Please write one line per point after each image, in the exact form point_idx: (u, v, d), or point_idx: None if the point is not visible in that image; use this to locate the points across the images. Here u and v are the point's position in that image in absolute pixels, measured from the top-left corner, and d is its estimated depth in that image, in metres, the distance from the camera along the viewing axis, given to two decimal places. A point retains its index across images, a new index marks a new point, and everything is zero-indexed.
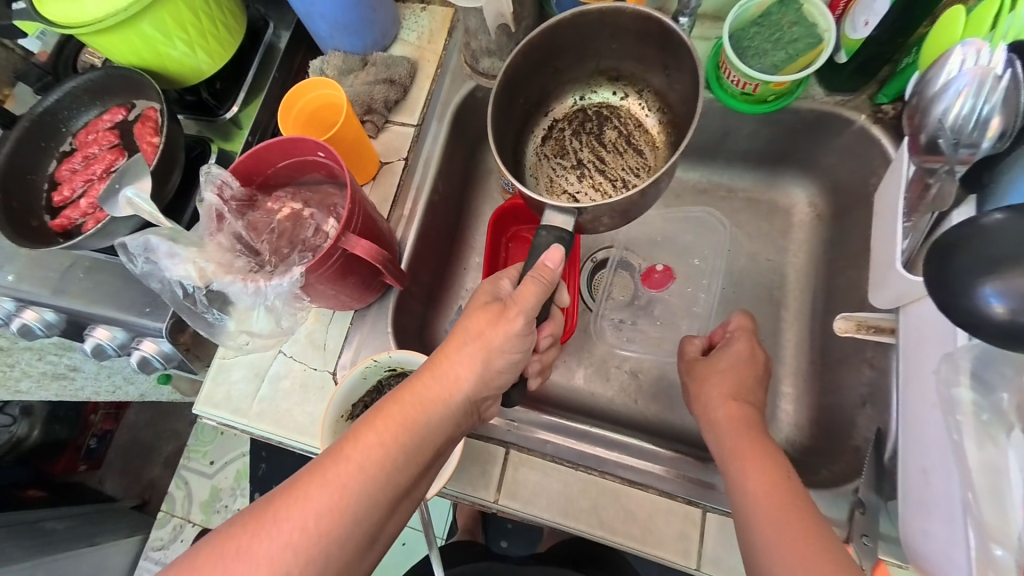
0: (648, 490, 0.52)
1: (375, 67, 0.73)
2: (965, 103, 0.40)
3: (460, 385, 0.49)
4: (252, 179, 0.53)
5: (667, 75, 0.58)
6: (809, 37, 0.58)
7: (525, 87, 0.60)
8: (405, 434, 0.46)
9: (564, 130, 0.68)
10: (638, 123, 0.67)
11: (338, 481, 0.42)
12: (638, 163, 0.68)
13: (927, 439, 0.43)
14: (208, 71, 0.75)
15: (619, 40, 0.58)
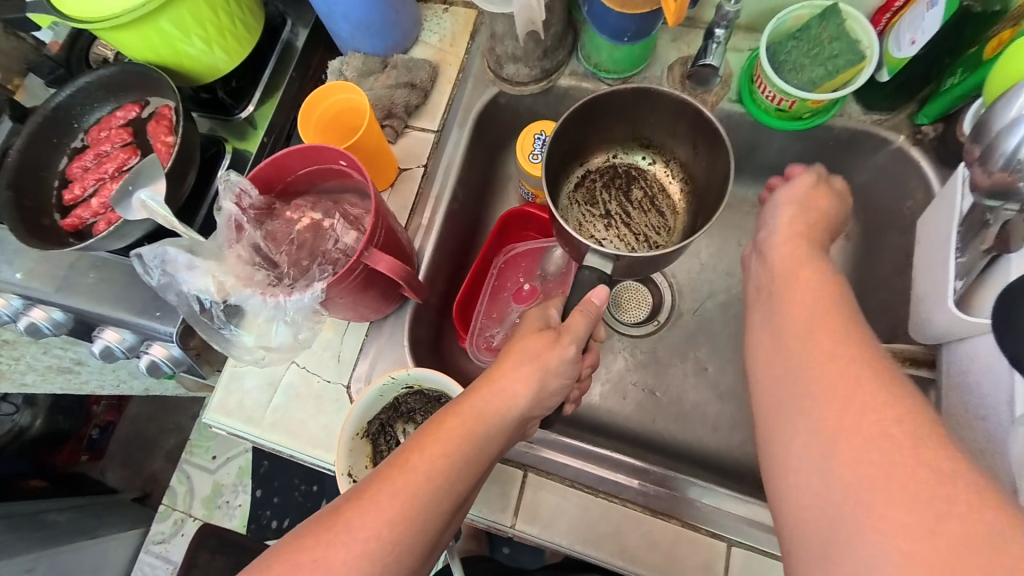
0: (671, 519, 0.51)
1: (396, 69, 0.71)
2: None
3: (513, 402, 0.47)
4: (272, 186, 0.51)
5: (695, 150, 0.62)
6: (850, 53, 0.55)
7: (570, 136, 0.61)
8: (462, 451, 0.44)
9: (597, 181, 0.71)
10: (662, 187, 0.70)
11: (404, 495, 0.41)
12: (659, 223, 0.71)
13: None
14: (224, 69, 0.73)
15: (657, 114, 0.61)
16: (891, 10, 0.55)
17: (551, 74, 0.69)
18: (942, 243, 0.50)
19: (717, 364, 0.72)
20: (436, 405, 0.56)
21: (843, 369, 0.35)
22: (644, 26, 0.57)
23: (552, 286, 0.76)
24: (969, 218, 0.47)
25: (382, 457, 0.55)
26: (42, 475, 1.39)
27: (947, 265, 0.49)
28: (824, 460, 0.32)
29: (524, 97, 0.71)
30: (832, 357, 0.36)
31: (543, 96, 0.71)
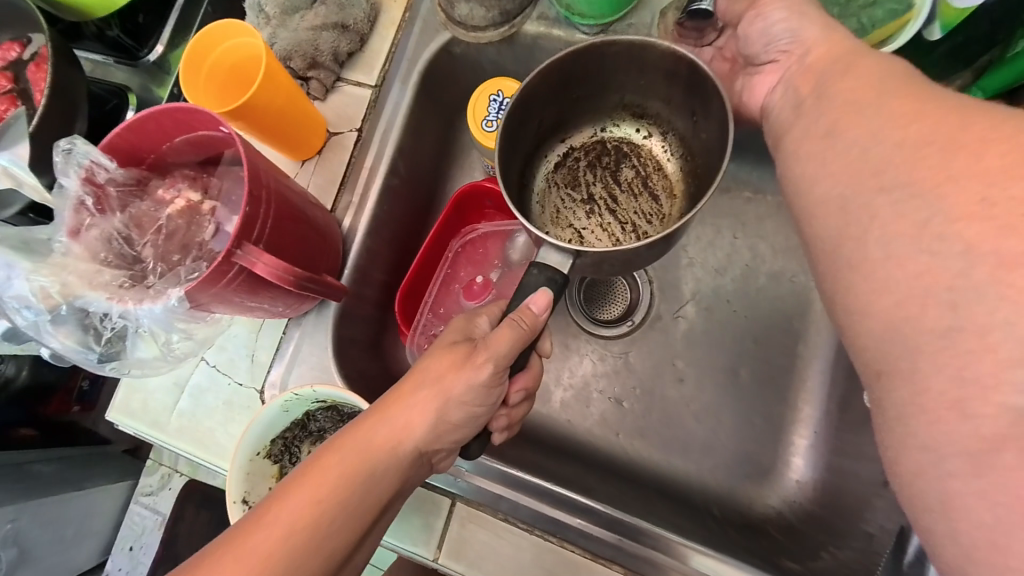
0: (614, 567, 0.45)
1: (326, 5, 0.58)
2: None
3: (413, 432, 0.39)
4: (141, 158, 0.41)
5: (694, 119, 0.49)
6: (892, 3, 0.44)
7: (540, 110, 0.50)
8: (340, 494, 0.36)
9: (581, 162, 0.59)
10: (657, 166, 0.58)
11: (250, 557, 0.33)
12: (652, 209, 0.59)
13: None
14: (122, 2, 0.59)
15: (647, 74, 0.49)
16: None
17: (514, 18, 0.56)
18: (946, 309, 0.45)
19: (694, 377, 0.63)
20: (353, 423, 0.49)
21: (936, 121, 0.29)
22: None
23: (513, 276, 0.66)
24: None
25: None
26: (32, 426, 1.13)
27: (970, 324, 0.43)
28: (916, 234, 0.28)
29: (484, 48, 0.58)
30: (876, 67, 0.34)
31: (506, 45, 0.58)
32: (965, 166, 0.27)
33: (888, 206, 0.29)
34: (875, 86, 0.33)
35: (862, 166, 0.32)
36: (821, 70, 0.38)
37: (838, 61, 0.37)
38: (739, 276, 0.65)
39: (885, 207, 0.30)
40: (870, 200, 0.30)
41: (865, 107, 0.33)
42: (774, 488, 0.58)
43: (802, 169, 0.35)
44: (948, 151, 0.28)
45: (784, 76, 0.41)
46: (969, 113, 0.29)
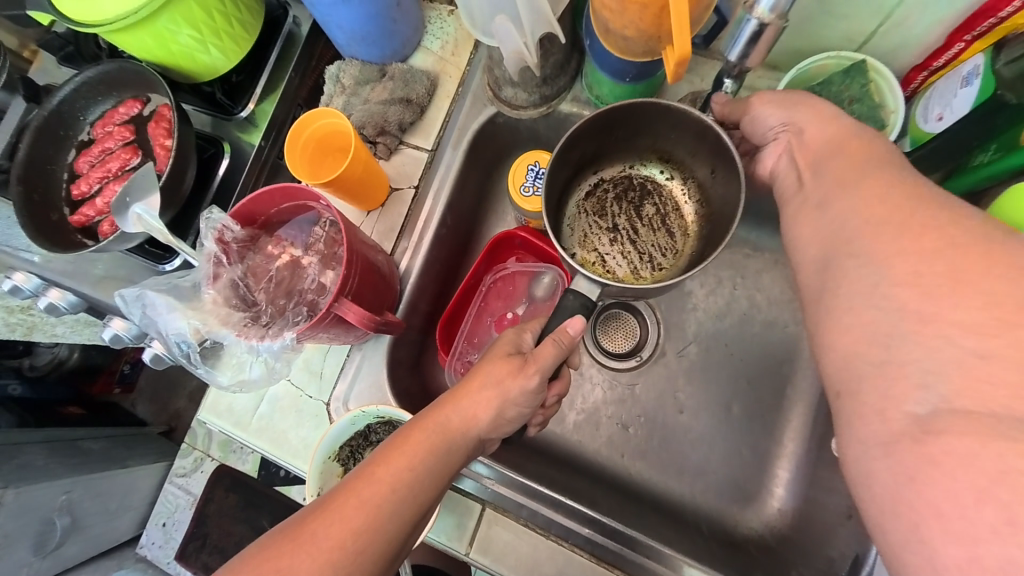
0: (613, 569, 0.55)
1: (393, 81, 0.69)
2: None
3: (477, 422, 0.51)
4: (254, 220, 0.52)
5: (713, 174, 0.59)
6: (870, 119, 0.51)
7: (581, 146, 0.59)
8: (428, 464, 0.47)
9: (609, 193, 0.69)
10: (676, 206, 0.67)
11: (371, 504, 0.43)
12: (667, 244, 0.68)
13: None
14: (223, 68, 0.72)
15: (676, 131, 0.58)
16: (930, 68, 0.50)
17: (551, 99, 0.66)
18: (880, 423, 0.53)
19: (692, 409, 0.72)
20: None
21: (907, 208, 0.37)
22: (648, 69, 0.54)
23: (537, 310, 0.76)
24: None
25: None
26: (79, 403, 1.32)
27: None
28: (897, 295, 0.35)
29: (523, 120, 0.69)
30: (861, 157, 0.42)
31: (543, 120, 0.68)
32: (922, 248, 0.35)
33: (854, 287, 0.38)
34: (865, 172, 0.41)
35: (842, 238, 0.40)
36: (817, 150, 0.45)
37: (839, 138, 0.44)
38: (735, 324, 0.74)
39: (860, 275, 0.37)
40: (852, 272, 0.38)
41: (850, 188, 0.41)
42: (757, 512, 0.67)
43: (806, 238, 0.43)
44: (911, 233, 0.36)
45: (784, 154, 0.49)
46: (930, 205, 0.36)
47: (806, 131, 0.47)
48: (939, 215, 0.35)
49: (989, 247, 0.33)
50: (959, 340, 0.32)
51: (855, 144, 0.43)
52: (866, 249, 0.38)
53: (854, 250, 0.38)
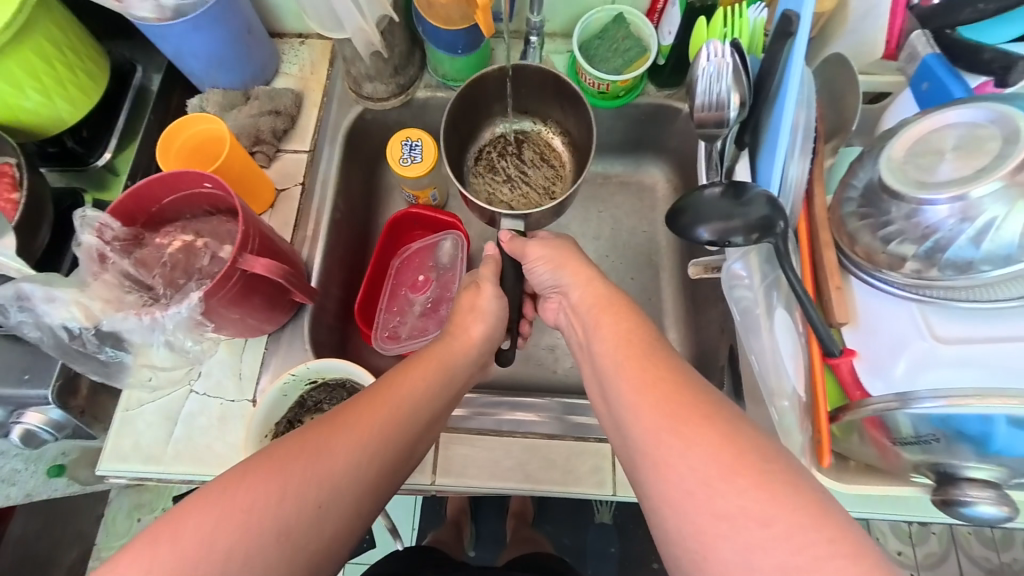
0: (565, 438, 0.60)
1: (258, 100, 0.75)
2: (709, 66, 0.46)
3: (470, 341, 0.54)
4: (136, 218, 0.53)
5: (564, 108, 0.73)
6: (637, 47, 0.72)
7: (459, 121, 0.71)
8: (438, 377, 0.49)
9: (493, 151, 0.78)
10: (548, 144, 0.78)
11: (394, 401, 0.44)
12: (552, 175, 0.78)
13: (874, 326, 0.42)
14: (70, 120, 0.71)
15: (525, 86, 0.71)
16: (657, 10, 0.72)
17: (407, 88, 0.78)
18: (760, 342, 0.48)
19: None
20: (343, 390, 0.61)
21: (676, 401, 0.36)
22: (472, 39, 0.69)
23: (446, 274, 0.81)
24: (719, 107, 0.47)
25: None
26: None
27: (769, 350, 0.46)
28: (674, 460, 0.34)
29: (388, 111, 0.79)
30: (629, 332, 0.43)
31: (405, 108, 0.79)
32: (704, 449, 0.33)
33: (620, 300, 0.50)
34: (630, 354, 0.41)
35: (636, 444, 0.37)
36: (584, 314, 0.48)
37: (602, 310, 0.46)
38: (609, 237, 0.87)
39: (649, 459, 0.35)
40: (681, 454, 0.34)
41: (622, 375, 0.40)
42: None
43: (610, 429, 0.42)
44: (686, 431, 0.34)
45: (560, 308, 0.55)
46: (696, 401, 0.36)
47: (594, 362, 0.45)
48: (712, 419, 0.34)
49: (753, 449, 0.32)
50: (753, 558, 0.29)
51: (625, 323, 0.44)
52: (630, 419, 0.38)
53: (667, 435, 0.35)
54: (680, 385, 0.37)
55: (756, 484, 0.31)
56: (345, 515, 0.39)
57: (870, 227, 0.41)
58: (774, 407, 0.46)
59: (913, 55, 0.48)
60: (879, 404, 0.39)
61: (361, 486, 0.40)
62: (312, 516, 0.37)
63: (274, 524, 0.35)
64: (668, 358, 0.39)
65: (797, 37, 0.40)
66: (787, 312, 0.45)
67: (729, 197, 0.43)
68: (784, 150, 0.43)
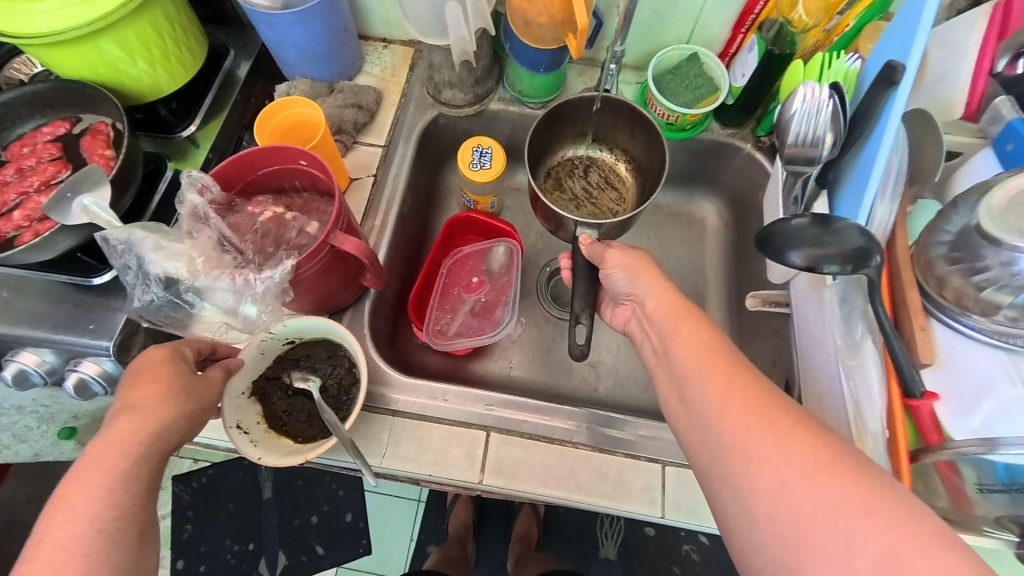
0: (616, 453, 0.59)
1: (342, 93, 0.79)
2: (801, 105, 0.49)
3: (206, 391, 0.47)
4: (232, 185, 0.55)
5: (633, 135, 0.76)
6: (707, 86, 0.76)
7: (538, 137, 0.75)
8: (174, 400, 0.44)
9: (561, 172, 0.82)
10: (614, 170, 0.82)
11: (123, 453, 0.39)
12: (615, 198, 0.82)
13: (959, 369, 0.43)
14: (167, 90, 0.75)
15: (601, 112, 0.76)
16: (729, 54, 0.77)
17: (482, 99, 0.82)
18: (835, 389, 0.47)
19: None
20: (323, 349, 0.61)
21: (761, 404, 0.38)
22: (556, 60, 0.72)
23: (499, 280, 0.81)
24: (807, 145, 0.50)
25: (275, 412, 0.57)
26: None
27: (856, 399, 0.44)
28: (764, 460, 0.35)
29: (461, 118, 0.83)
30: (705, 334, 0.44)
31: (477, 117, 0.83)
32: (794, 453, 0.35)
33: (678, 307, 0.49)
34: (706, 356, 0.42)
35: (719, 442, 0.38)
36: (661, 324, 0.48)
37: (678, 318, 0.47)
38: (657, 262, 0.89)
39: (741, 455, 0.36)
40: (772, 455, 0.35)
41: (700, 379, 0.41)
42: None
43: (684, 430, 0.42)
44: (775, 435, 0.36)
45: (633, 315, 0.55)
46: (776, 406, 0.37)
47: (664, 362, 0.46)
48: (797, 421, 0.36)
49: (836, 449, 0.34)
50: (852, 550, 0.31)
51: (699, 330, 0.45)
52: (717, 419, 0.39)
53: (751, 436, 0.36)
54: (765, 389, 0.39)
55: (849, 479, 0.33)
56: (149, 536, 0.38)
57: (959, 273, 0.43)
58: (861, 442, 0.43)
59: (997, 117, 0.51)
60: (961, 447, 0.39)
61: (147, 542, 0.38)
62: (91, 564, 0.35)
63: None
64: (749, 369, 0.41)
65: (899, 87, 0.43)
66: (873, 345, 0.45)
67: (817, 226, 0.44)
68: (873, 192, 0.45)
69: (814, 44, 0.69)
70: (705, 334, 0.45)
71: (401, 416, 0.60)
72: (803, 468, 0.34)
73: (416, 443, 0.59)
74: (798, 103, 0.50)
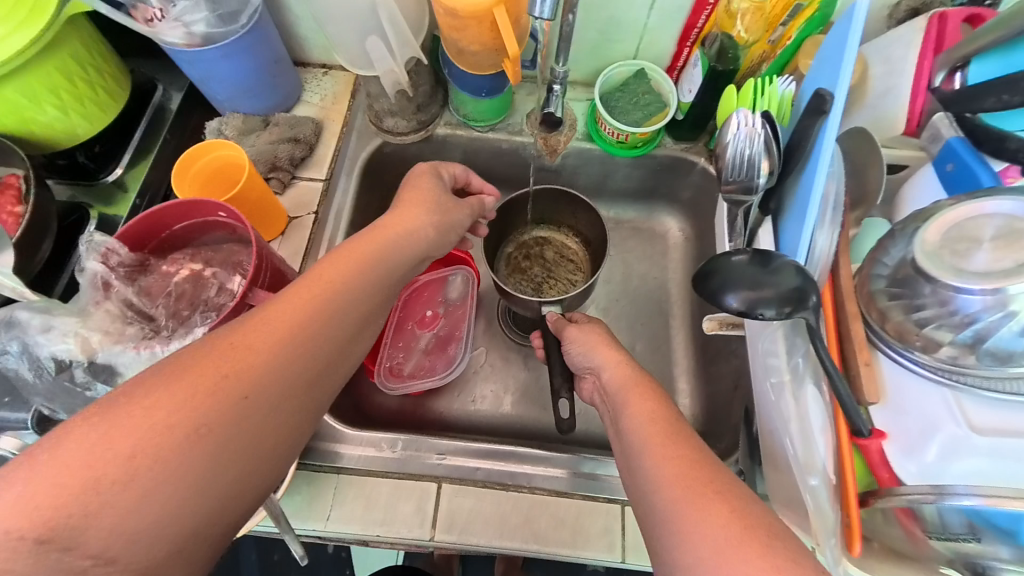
0: (574, 496, 0.57)
1: (279, 127, 0.75)
2: (737, 132, 0.49)
3: (409, 237, 0.52)
4: (145, 243, 0.51)
5: (575, 209, 0.74)
6: (658, 103, 0.74)
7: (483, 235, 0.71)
8: (369, 267, 0.47)
9: (515, 257, 0.79)
10: (566, 242, 0.79)
11: (336, 273, 0.45)
12: (574, 268, 0.78)
13: (907, 407, 0.41)
14: (85, 135, 0.70)
15: (538, 196, 0.74)
16: (677, 68, 0.75)
17: (428, 125, 0.78)
18: (780, 435, 0.48)
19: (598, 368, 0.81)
20: None
21: (693, 474, 0.38)
22: (496, 85, 0.70)
23: (457, 311, 0.77)
24: (745, 172, 0.49)
25: None
26: None
27: (799, 442, 0.45)
28: (688, 531, 0.35)
29: (408, 146, 0.79)
30: (655, 400, 0.45)
31: (425, 143, 0.79)
32: (717, 526, 0.34)
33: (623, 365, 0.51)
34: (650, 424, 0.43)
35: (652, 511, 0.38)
36: (615, 394, 0.49)
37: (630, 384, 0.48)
38: (620, 280, 0.86)
39: (682, 544, 0.35)
40: (696, 528, 0.35)
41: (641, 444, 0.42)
42: None
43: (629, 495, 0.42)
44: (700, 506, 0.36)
45: (595, 389, 0.55)
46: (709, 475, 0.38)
47: (614, 427, 0.47)
48: (726, 496, 0.36)
49: (756, 524, 0.35)
50: None
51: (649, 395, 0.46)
52: (663, 498, 0.37)
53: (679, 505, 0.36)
54: (718, 476, 0.37)
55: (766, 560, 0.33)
56: (280, 407, 0.38)
57: (901, 309, 0.41)
58: (803, 482, 0.44)
59: (936, 135, 0.50)
60: (912, 495, 0.38)
61: (285, 386, 0.39)
62: (246, 413, 0.36)
63: (192, 423, 0.34)
64: (703, 449, 0.40)
65: (830, 116, 0.41)
66: (815, 386, 0.45)
67: (756, 265, 0.43)
68: (813, 220, 0.43)
69: (760, 57, 0.67)
70: (654, 399, 0.46)
71: (348, 473, 0.57)
72: (723, 541, 0.34)
73: (363, 502, 0.56)
74: (734, 130, 0.49)
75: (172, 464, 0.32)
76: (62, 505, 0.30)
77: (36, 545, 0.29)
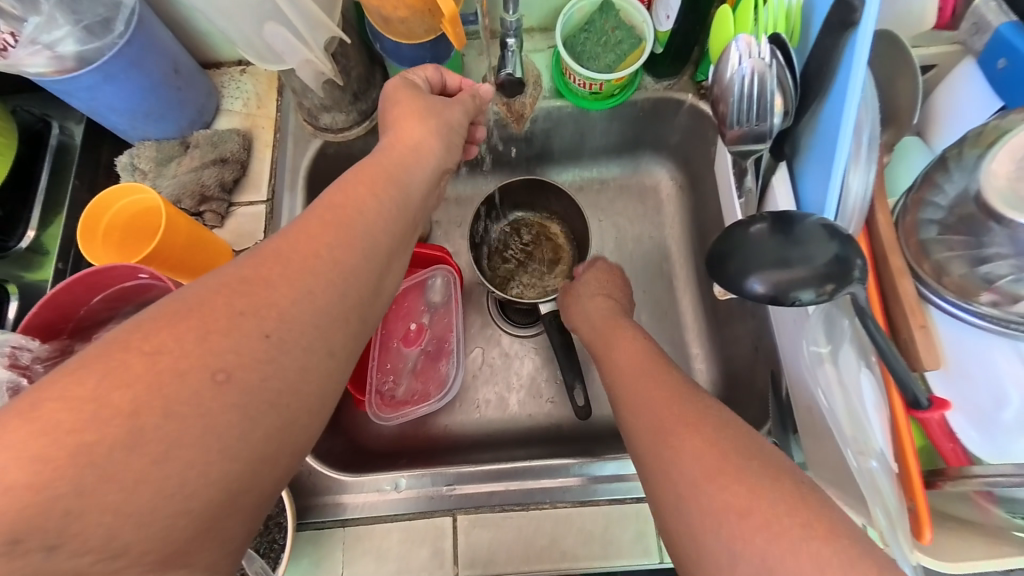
0: (598, 504, 0.53)
1: (198, 149, 0.64)
2: (740, 68, 0.41)
3: (421, 161, 0.44)
4: (61, 329, 0.45)
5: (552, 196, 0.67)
6: (630, 39, 0.62)
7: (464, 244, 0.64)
8: (392, 194, 0.39)
9: (493, 249, 0.71)
10: (544, 224, 0.71)
11: (358, 198, 0.37)
12: (557, 250, 0.71)
13: (973, 373, 0.36)
14: None
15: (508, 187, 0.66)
16: None
17: (371, 114, 0.68)
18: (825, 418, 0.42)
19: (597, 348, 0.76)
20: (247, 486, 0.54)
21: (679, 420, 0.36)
22: (440, 52, 0.58)
23: (443, 317, 0.70)
24: (754, 115, 0.42)
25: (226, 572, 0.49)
26: None
27: (848, 427, 0.39)
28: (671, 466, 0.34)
29: (353, 142, 0.69)
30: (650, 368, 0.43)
31: (371, 135, 0.69)
32: (700, 463, 0.33)
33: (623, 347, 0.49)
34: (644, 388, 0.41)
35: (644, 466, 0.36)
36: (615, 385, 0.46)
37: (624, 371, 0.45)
38: (613, 247, 0.78)
39: (677, 501, 0.33)
40: (676, 463, 0.34)
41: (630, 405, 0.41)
42: None
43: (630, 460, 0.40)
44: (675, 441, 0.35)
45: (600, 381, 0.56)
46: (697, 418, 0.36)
47: None
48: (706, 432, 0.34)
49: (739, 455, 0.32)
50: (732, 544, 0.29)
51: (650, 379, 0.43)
52: (676, 485, 0.33)
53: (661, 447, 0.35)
54: (729, 443, 0.33)
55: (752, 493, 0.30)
56: (312, 358, 0.31)
57: (963, 261, 0.36)
58: (861, 470, 0.38)
59: (983, 25, 0.41)
60: (990, 477, 0.35)
61: (328, 316, 0.32)
62: (276, 355, 0.30)
63: (206, 368, 0.28)
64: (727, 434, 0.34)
65: (859, 25, 0.33)
66: (868, 372, 0.40)
67: (778, 236, 0.37)
68: (845, 161, 0.35)
69: None
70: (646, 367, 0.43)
71: (354, 524, 0.53)
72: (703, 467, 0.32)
73: (376, 554, 0.52)
74: (737, 65, 0.41)
75: (188, 417, 0.27)
76: (76, 465, 0.24)
77: (12, 543, 0.23)
